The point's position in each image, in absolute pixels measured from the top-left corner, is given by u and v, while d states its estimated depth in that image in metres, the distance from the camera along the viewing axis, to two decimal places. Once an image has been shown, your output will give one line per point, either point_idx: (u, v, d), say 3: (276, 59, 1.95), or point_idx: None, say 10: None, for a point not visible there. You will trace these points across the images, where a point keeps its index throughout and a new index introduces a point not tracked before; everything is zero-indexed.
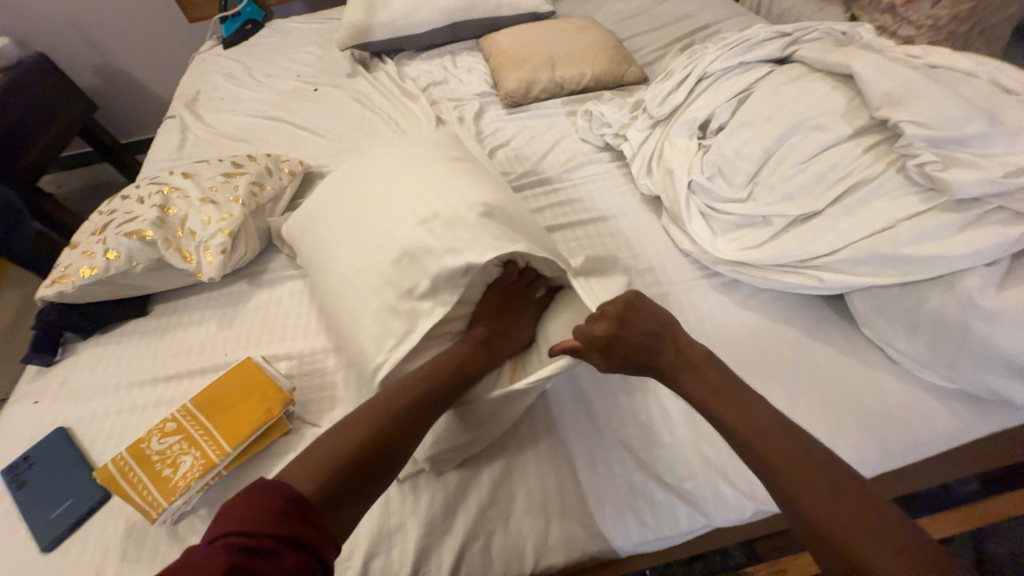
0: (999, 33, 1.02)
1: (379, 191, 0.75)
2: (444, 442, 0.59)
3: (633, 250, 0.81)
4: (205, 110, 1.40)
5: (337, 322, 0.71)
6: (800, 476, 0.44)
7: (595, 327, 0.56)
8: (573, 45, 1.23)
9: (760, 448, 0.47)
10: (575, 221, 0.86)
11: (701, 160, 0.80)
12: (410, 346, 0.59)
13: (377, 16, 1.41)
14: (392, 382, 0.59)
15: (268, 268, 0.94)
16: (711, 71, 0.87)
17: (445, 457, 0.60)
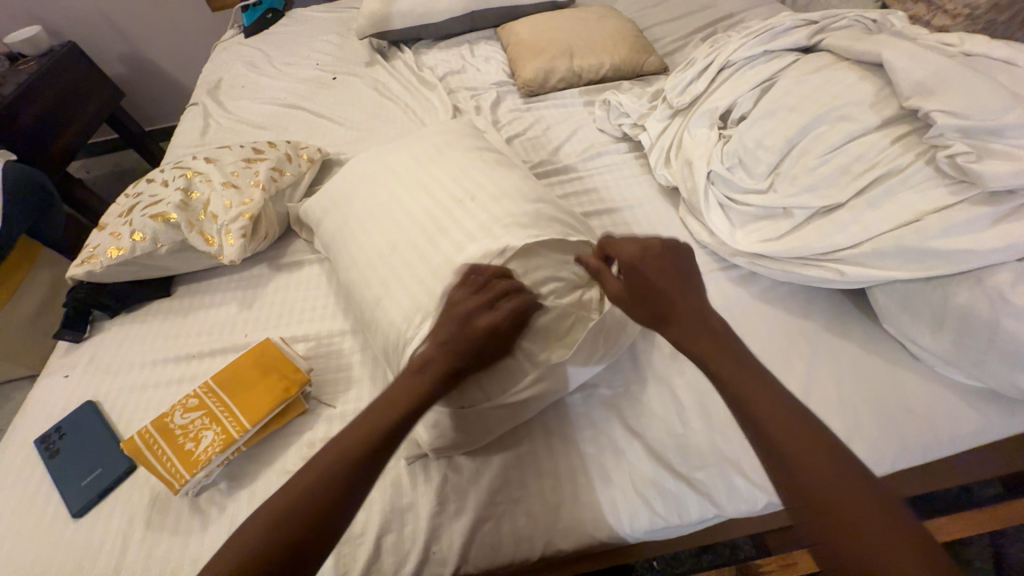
0: None
1: (396, 177, 0.75)
2: (455, 430, 0.59)
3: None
4: (227, 97, 1.42)
5: (355, 305, 0.72)
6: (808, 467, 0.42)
7: (625, 249, 0.58)
8: (592, 33, 1.21)
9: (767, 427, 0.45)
10: (590, 212, 0.86)
11: (721, 150, 0.79)
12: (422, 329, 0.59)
13: (396, 4, 1.41)
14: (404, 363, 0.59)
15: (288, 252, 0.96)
16: (734, 60, 0.85)
17: (454, 444, 0.60)
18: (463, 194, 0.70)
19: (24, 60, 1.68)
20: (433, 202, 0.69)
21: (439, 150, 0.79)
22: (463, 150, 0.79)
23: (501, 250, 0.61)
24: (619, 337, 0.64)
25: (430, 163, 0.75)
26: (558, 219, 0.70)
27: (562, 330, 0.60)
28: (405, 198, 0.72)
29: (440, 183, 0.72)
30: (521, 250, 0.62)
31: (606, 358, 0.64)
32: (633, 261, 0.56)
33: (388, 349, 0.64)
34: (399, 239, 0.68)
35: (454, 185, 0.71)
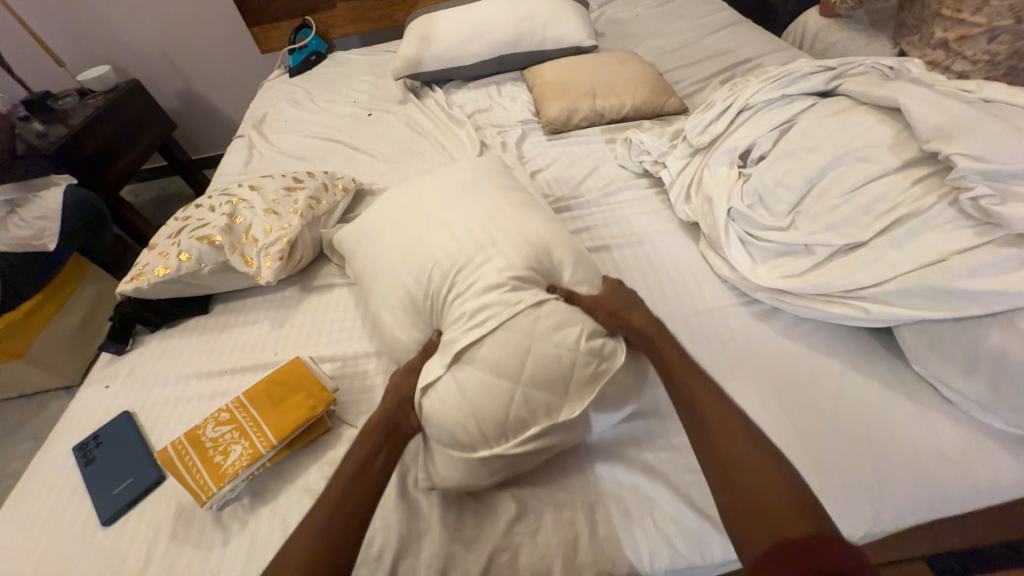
0: None
1: (425, 211, 0.79)
2: (463, 472, 0.58)
3: (671, 274, 0.82)
4: (271, 131, 1.53)
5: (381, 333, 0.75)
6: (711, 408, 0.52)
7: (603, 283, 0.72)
8: (614, 77, 1.28)
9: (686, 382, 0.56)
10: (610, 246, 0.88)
11: (741, 187, 0.81)
12: (447, 369, 0.61)
13: (430, 48, 1.51)
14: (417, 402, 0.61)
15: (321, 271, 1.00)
16: (753, 103, 0.88)
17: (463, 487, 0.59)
18: (486, 228, 0.73)
19: (93, 95, 1.85)
20: (459, 235, 0.72)
21: (466, 185, 0.83)
22: (487, 185, 0.83)
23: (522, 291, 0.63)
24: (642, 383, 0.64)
25: (457, 198, 0.79)
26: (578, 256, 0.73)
27: (576, 379, 0.59)
28: (437, 228, 0.75)
29: (465, 217, 0.75)
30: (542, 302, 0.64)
31: (630, 403, 0.63)
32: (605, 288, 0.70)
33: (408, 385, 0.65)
34: (425, 269, 0.71)
35: (479, 219, 0.74)
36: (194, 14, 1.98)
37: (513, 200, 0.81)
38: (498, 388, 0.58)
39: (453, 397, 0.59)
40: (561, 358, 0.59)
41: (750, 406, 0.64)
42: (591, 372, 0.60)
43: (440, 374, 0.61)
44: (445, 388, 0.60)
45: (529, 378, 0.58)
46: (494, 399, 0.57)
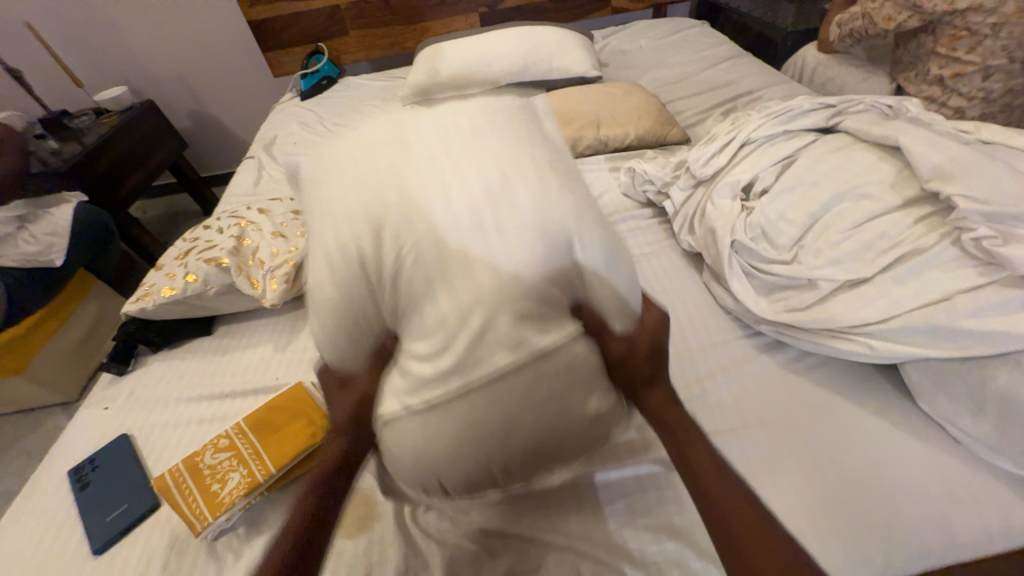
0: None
1: (403, 126, 0.45)
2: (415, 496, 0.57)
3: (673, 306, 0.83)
4: (280, 152, 1.57)
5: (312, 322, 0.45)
6: (723, 494, 0.46)
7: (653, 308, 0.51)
8: (617, 107, 1.31)
9: (690, 452, 0.49)
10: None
11: (744, 220, 0.80)
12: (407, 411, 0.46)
13: (439, 76, 1.56)
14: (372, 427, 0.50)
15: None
16: (755, 137, 0.88)
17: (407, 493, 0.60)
18: (501, 187, 0.42)
19: (108, 115, 1.89)
20: (454, 190, 0.41)
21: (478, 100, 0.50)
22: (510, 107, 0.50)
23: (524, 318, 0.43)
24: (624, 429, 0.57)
25: (463, 117, 0.46)
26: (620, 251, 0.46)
27: (566, 444, 0.51)
28: (440, 153, 0.43)
29: (468, 157, 0.43)
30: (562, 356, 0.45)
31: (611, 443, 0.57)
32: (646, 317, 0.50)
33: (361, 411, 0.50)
34: (388, 235, 0.41)
35: (489, 164, 0.42)
36: (210, 38, 2.04)
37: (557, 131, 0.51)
38: (473, 455, 0.47)
39: (415, 443, 0.48)
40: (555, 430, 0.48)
41: (760, 442, 0.63)
42: (586, 441, 0.52)
43: (399, 410, 0.47)
44: (406, 438, 0.48)
45: (507, 445, 0.47)
46: (466, 461, 0.48)
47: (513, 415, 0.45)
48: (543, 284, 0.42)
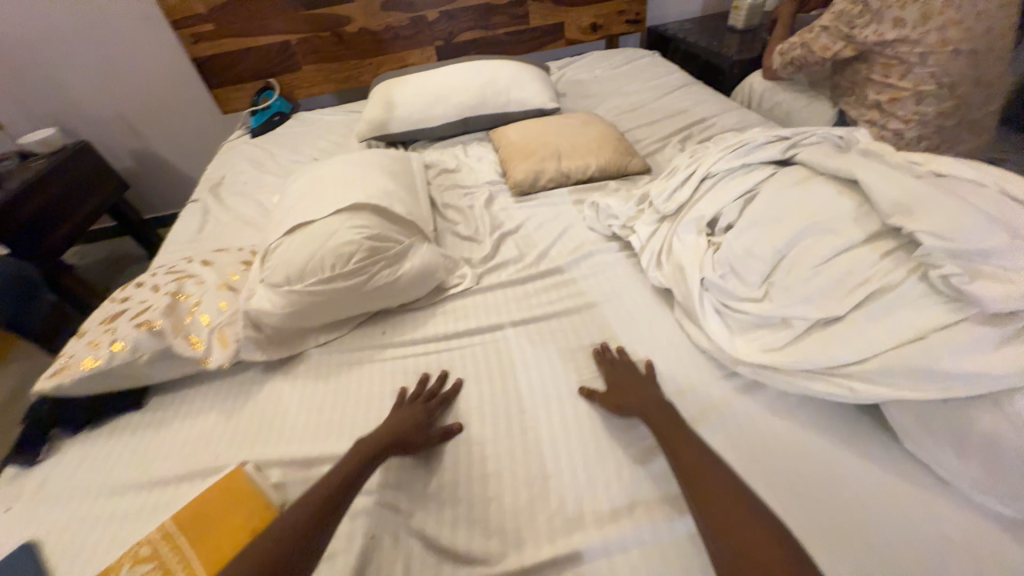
0: (954, 126, 1.30)
1: (339, 186, 1.01)
2: (266, 308, 0.85)
3: (643, 349, 0.82)
4: (227, 195, 1.51)
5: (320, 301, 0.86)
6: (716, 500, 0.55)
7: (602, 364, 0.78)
8: (576, 139, 1.30)
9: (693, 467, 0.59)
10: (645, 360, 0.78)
11: (712, 257, 0.78)
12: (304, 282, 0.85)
13: (395, 112, 1.53)
14: (294, 292, 0.84)
15: (340, 233, 0.88)
16: (715, 171, 0.86)
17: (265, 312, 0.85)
18: (342, 196, 0.96)
19: (34, 158, 1.76)
20: (322, 203, 0.96)
21: (381, 189, 1.01)
22: (398, 194, 1.03)
23: (353, 246, 0.87)
24: (391, 298, 0.91)
25: (356, 189, 1.00)
26: (427, 261, 0.95)
27: (362, 302, 0.88)
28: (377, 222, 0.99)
29: (338, 193, 0.99)
30: (343, 234, 0.88)
31: (397, 293, 0.91)
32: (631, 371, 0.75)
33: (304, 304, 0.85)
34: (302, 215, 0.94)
35: (343, 196, 0.97)
36: (150, 75, 1.93)
37: (396, 216, 0.97)
38: (318, 309, 0.86)
39: (292, 298, 0.85)
40: (352, 278, 0.86)
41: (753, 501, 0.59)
42: (342, 257, 0.86)
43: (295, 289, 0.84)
44: (301, 301, 0.85)
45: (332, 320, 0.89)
46: (313, 315, 0.87)
47: (343, 287, 0.85)
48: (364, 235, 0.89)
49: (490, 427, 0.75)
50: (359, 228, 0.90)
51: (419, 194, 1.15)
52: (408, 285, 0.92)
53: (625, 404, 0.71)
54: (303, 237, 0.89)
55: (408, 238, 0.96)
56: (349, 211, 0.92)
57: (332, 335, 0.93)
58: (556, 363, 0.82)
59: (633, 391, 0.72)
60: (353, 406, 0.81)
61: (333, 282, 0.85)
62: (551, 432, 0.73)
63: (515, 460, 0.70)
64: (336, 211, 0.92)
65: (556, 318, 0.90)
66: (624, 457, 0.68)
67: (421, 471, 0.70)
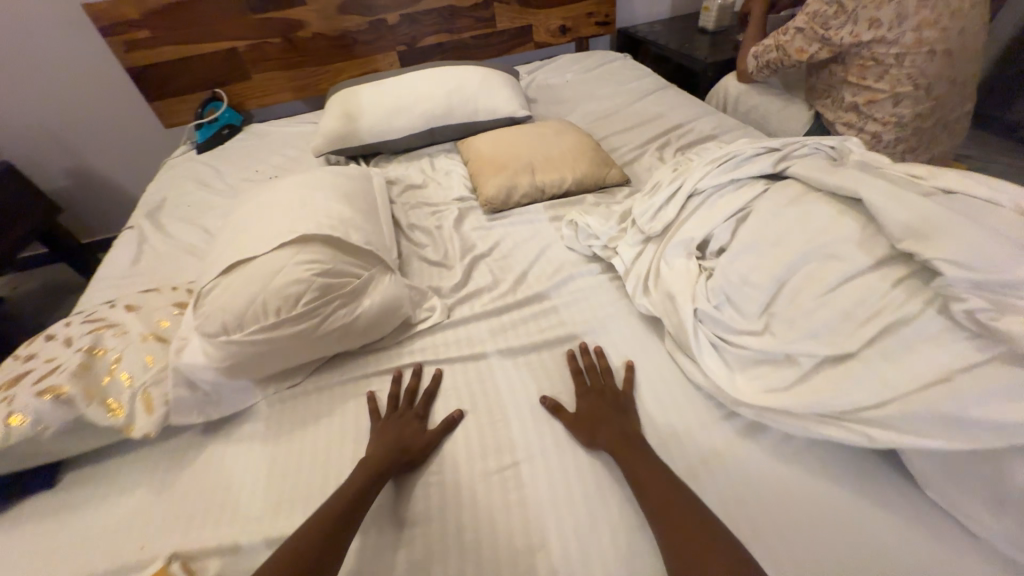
0: (931, 128, 1.28)
1: (286, 212, 0.89)
2: (203, 363, 0.74)
3: (623, 363, 0.78)
4: (169, 219, 1.36)
5: (265, 351, 0.74)
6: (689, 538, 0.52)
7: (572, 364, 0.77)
8: (550, 150, 1.22)
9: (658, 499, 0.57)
10: (625, 364, 0.77)
11: (705, 285, 0.71)
12: (245, 331, 0.74)
13: (355, 124, 1.41)
14: (234, 343, 0.73)
15: (284, 271, 0.76)
16: (702, 187, 0.79)
17: (202, 367, 0.74)
18: (290, 225, 0.84)
19: None
20: (267, 233, 0.84)
21: (335, 213, 0.90)
22: (355, 219, 0.91)
23: (302, 286, 0.76)
24: (351, 339, 0.80)
25: (305, 214, 0.88)
26: (391, 295, 0.84)
27: (317, 347, 0.78)
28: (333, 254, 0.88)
29: (284, 220, 0.87)
30: (289, 272, 0.77)
31: (358, 334, 0.80)
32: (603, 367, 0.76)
33: (248, 355, 0.74)
34: (242, 248, 0.82)
35: (291, 224, 0.85)
36: (79, 85, 1.74)
37: (351, 245, 0.86)
38: (264, 360, 0.75)
39: (232, 350, 0.73)
40: (302, 322, 0.75)
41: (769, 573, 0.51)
42: (288, 299, 0.75)
43: (235, 339, 0.73)
44: (244, 353, 0.73)
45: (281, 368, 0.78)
46: (259, 366, 0.76)
47: (292, 334, 0.74)
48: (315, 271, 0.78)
49: (467, 490, 0.65)
50: (308, 263, 0.78)
51: (380, 216, 1.04)
52: (368, 325, 0.81)
53: (595, 434, 0.67)
54: (242, 275, 0.77)
55: (367, 270, 0.85)
56: (295, 245, 0.81)
57: (286, 384, 0.82)
58: (537, 408, 0.74)
59: (602, 419, 0.68)
60: (307, 472, 0.70)
61: (280, 329, 0.74)
62: (535, 494, 0.64)
63: (497, 532, 0.61)
64: (280, 244, 0.80)
65: (535, 353, 0.82)
66: (619, 519, 0.60)
67: (386, 552, 0.60)
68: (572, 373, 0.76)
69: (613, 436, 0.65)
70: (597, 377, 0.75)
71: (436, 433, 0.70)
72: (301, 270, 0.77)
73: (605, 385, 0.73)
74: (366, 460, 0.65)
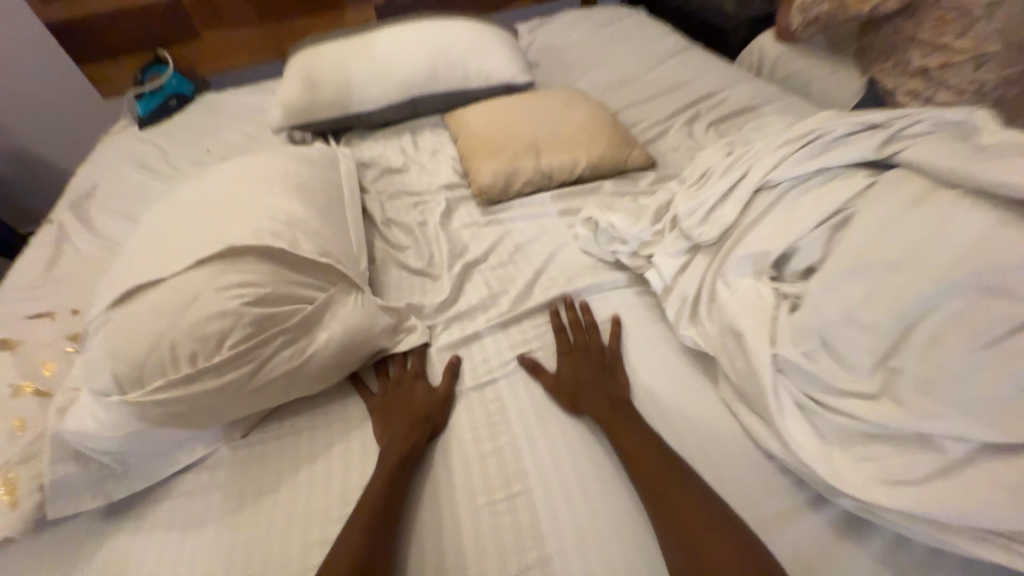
0: None
1: (213, 211, 0.67)
2: (93, 431, 0.53)
3: (609, 317, 0.70)
4: (97, 211, 1.13)
5: (182, 412, 0.54)
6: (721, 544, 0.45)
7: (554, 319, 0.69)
8: (558, 125, 0.99)
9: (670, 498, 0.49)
10: (611, 319, 0.69)
11: (787, 321, 0.52)
12: (149, 387, 0.53)
13: (319, 93, 1.17)
14: (134, 404, 0.53)
15: (201, 302, 0.55)
16: (775, 180, 0.58)
17: (92, 437, 0.53)
18: (215, 231, 0.63)
19: None
20: (184, 241, 0.62)
21: (281, 213, 0.68)
22: (308, 219, 0.70)
23: (229, 321, 0.55)
24: (304, 386, 0.60)
25: (238, 214, 0.66)
26: (357, 323, 0.63)
27: (256, 401, 0.57)
28: None
29: (210, 222, 0.65)
30: (211, 301, 0.56)
31: (313, 379, 0.60)
32: (590, 322, 0.68)
33: (155, 419, 0.54)
34: (148, 264, 0.60)
35: (217, 229, 0.63)
36: None
37: (300, 257, 0.64)
38: (181, 424, 0.55)
39: (132, 413, 0.53)
40: (231, 371, 0.55)
41: None
42: (209, 341, 0.54)
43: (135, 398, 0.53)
44: (150, 416, 0.53)
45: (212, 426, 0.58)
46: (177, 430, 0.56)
47: (216, 389, 0.54)
48: (248, 298, 0.57)
49: None
50: (238, 289, 0.57)
51: (346, 211, 0.82)
52: (326, 368, 0.61)
53: (577, 401, 0.60)
54: (144, 305, 0.56)
55: (324, 290, 0.64)
56: (219, 261, 0.59)
57: (223, 443, 0.62)
58: (551, 483, 0.55)
59: (585, 383, 0.61)
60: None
61: (200, 381, 0.54)
62: None
63: None
64: (196, 261, 0.58)
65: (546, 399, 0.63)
66: None
67: None
68: (556, 329, 0.68)
69: (598, 405, 0.59)
70: (640, 442, 0.54)
71: (445, 387, 0.64)
72: (227, 299, 0.56)
73: (591, 342, 0.66)
74: (379, 475, 0.54)
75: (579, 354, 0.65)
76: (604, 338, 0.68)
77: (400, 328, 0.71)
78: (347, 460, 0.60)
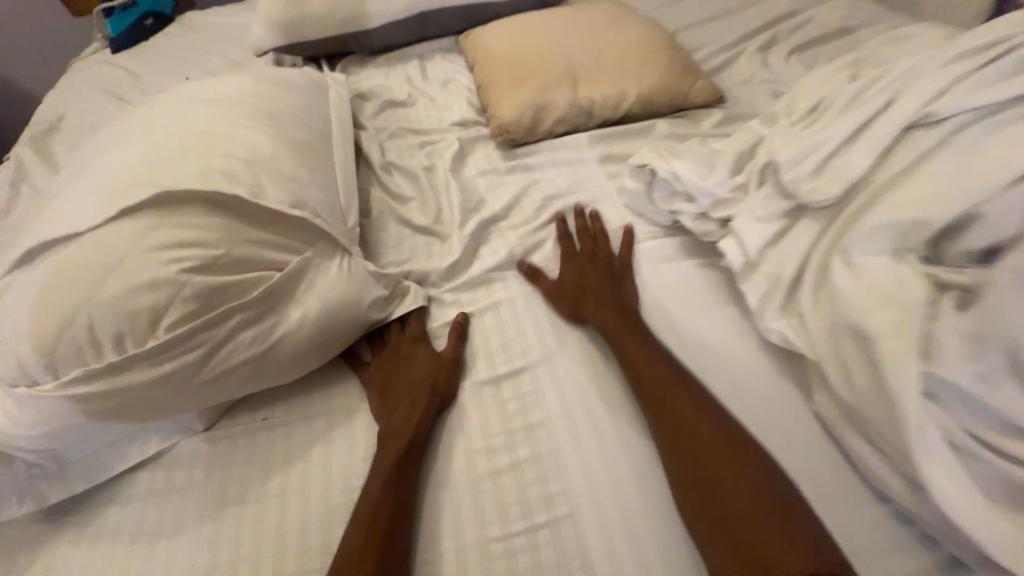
0: None
1: (155, 143, 0.52)
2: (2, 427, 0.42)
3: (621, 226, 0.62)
4: (60, 148, 0.98)
5: (112, 410, 0.42)
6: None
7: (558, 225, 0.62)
8: (601, 48, 0.78)
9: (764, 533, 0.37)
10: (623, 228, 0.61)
11: (950, 324, 0.35)
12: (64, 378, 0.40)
13: (309, 5, 0.96)
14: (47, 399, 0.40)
15: (130, 267, 0.42)
16: (938, 114, 0.40)
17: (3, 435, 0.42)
18: (155, 170, 0.48)
19: None
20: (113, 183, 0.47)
21: (244, 149, 0.52)
22: (280, 158, 0.54)
23: (166, 294, 0.42)
24: (272, 376, 0.47)
25: (187, 149, 0.50)
26: (342, 296, 0.49)
27: (210, 395, 0.45)
28: None
29: (149, 158, 0.49)
30: (142, 266, 0.42)
31: (284, 366, 0.47)
32: (597, 229, 0.61)
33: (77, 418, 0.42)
34: (68, 211, 0.46)
35: (157, 168, 0.48)
36: None
37: (266, 209, 0.49)
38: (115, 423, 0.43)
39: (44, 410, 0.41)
40: (171, 358, 0.42)
41: None
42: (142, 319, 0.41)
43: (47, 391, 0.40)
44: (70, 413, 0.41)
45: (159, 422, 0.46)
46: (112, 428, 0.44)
47: (154, 381, 0.42)
48: (192, 262, 0.43)
49: None
50: (178, 250, 0.43)
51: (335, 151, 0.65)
52: (301, 353, 0.47)
53: (578, 308, 0.54)
54: (56, 269, 0.42)
55: (298, 252, 0.49)
56: (154, 212, 0.45)
57: (183, 437, 0.51)
58: (587, 516, 0.42)
59: (589, 290, 0.55)
60: None
61: (132, 371, 0.41)
62: None
63: None
64: (124, 211, 0.44)
65: (582, 401, 0.49)
66: None
67: None
68: (560, 236, 0.61)
69: (601, 310, 0.52)
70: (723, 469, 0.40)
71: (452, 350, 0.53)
72: (163, 263, 0.42)
73: (598, 250, 0.59)
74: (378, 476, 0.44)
75: (584, 264, 0.58)
76: (613, 248, 0.60)
77: (398, 301, 0.56)
78: (329, 467, 0.48)
